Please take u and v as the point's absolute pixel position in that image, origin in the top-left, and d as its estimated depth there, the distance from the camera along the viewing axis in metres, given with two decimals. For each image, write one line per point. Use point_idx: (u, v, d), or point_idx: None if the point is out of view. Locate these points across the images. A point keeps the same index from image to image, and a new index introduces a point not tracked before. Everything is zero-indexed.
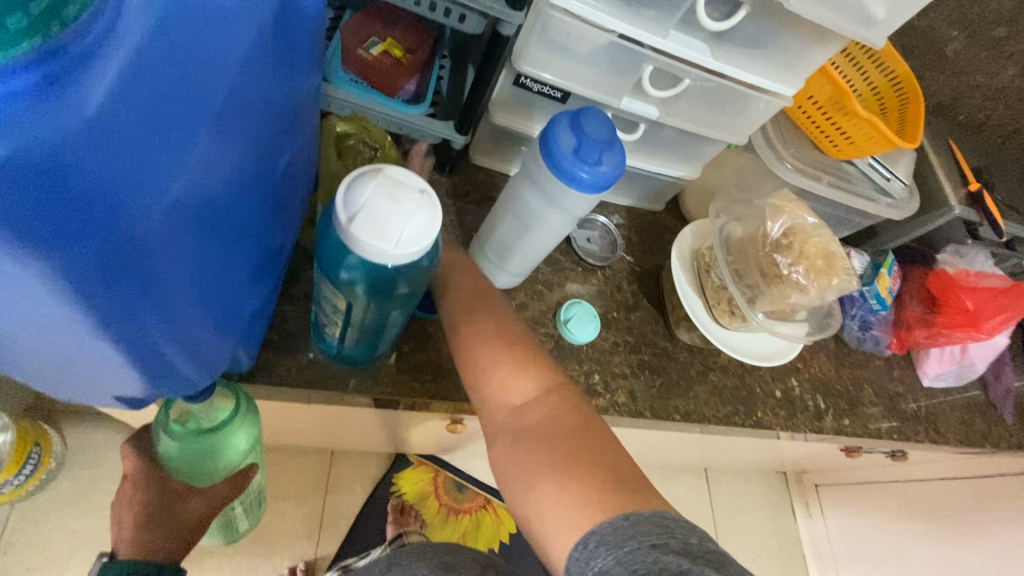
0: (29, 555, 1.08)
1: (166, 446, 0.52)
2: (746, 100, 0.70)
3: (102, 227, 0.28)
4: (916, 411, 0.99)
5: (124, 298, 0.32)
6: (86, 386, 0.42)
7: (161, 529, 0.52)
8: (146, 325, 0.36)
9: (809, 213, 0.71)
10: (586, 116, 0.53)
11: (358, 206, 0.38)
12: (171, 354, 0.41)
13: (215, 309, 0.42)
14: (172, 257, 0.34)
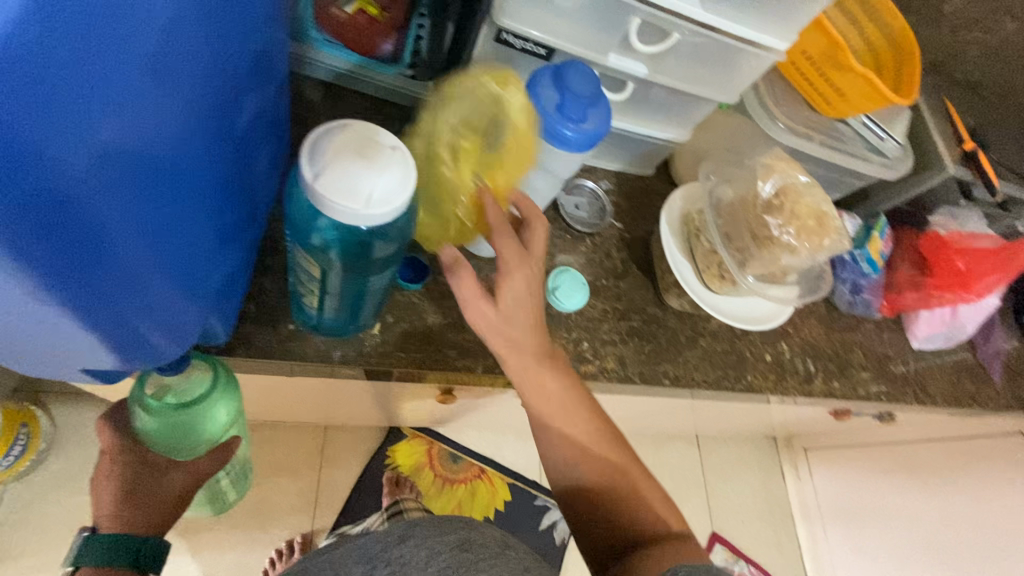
0: (26, 534, 1.08)
1: (144, 423, 0.50)
2: (737, 55, 0.67)
3: (32, 178, 0.26)
4: (905, 373, 0.99)
5: (68, 258, 0.31)
6: (47, 355, 0.41)
7: (144, 500, 0.51)
8: (99, 290, 0.34)
9: (801, 171, 0.69)
10: (568, 71, 0.51)
11: (324, 163, 0.36)
12: (132, 319, 0.39)
13: (179, 275, 0.41)
14: (123, 213, 0.32)
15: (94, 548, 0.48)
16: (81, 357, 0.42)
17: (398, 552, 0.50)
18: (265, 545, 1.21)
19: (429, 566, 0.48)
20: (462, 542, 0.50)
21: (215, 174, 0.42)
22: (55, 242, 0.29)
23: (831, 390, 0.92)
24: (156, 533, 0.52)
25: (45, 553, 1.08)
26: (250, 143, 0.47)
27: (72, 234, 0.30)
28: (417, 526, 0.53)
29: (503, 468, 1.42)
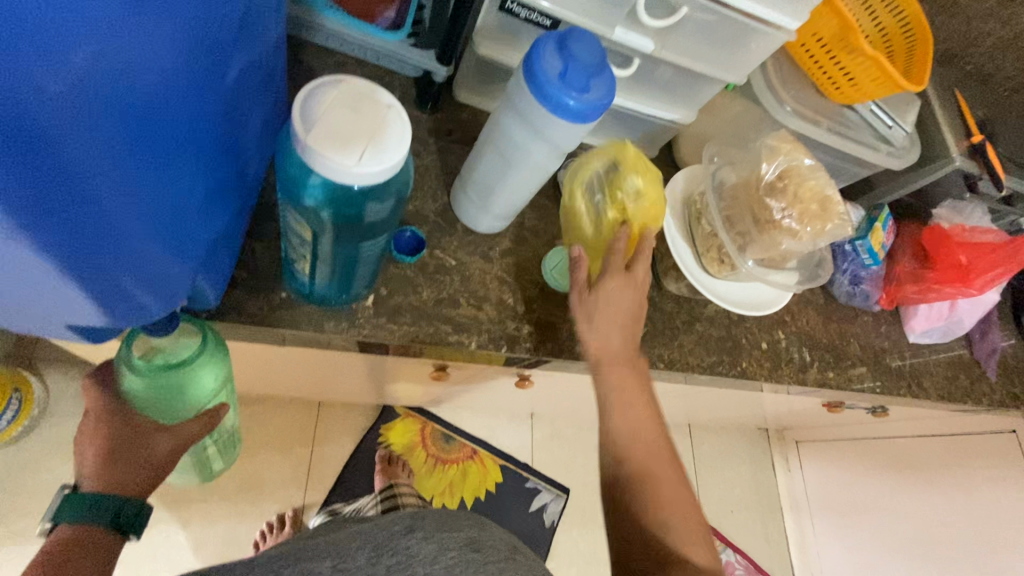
0: (17, 499, 1.09)
1: (132, 385, 0.50)
2: (744, 32, 0.65)
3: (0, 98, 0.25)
4: (900, 366, 0.99)
5: (37, 193, 0.30)
6: (31, 309, 0.40)
7: (126, 465, 0.50)
8: (73, 234, 0.33)
9: (807, 154, 0.68)
10: (572, 38, 0.49)
11: (318, 117, 0.35)
12: (116, 272, 0.38)
13: (164, 231, 0.40)
14: (102, 152, 0.31)
15: (76, 506, 0.48)
16: (64, 312, 0.41)
17: (406, 544, 0.48)
18: (256, 517, 1.22)
19: (437, 564, 0.46)
20: (471, 541, 0.49)
21: (207, 130, 0.41)
22: (18, 170, 0.28)
23: (826, 380, 0.91)
24: (138, 497, 0.51)
25: (35, 518, 1.09)
26: (245, 103, 0.46)
27: (39, 164, 0.29)
28: (426, 519, 0.51)
29: (495, 451, 1.42)
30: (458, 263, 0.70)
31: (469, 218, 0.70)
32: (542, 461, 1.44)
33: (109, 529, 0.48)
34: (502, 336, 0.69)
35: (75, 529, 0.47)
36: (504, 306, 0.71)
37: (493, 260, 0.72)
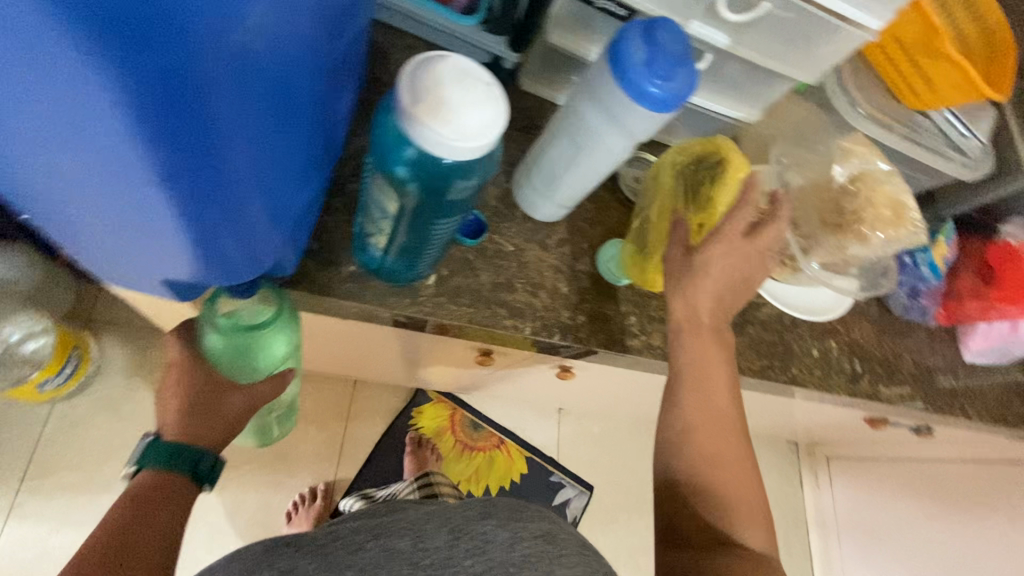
0: (71, 450, 1.15)
1: (212, 341, 0.52)
2: (822, 32, 0.64)
3: (165, 45, 0.28)
4: (953, 386, 0.96)
5: (174, 135, 0.33)
6: (139, 245, 0.43)
7: (202, 419, 0.54)
8: (191, 180, 0.36)
9: (883, 159, 0.68)
10: (659, 28, 0.49)
11: (424, 91, 0.36)
12: (216, 225, 0.41)
13: (269, 197, 0.42)
14: (234, 114, 0.33)
15: (158, 453, 0.52)
16: (165, 252, 0.44)
17: (481, 529, 0.51)
18: (291, 487, 1.26)
19: (513, 552, 0.49)
20: (543, 532, 0.52)
21: (321, 105, 0.42)
22: (165, 112, 0.31)
23: (876, 393, 0.89)
24: (213, 451, 0.55)
25: (87, 470, 1.15)
26: (344, 77, 0.47)
27: (181, 112, 0.31)
28: (498, 505, 0.54)
29: (522, 442, 1.42)
30: (515, 249, 0.71)
31: (528, 205, 0.70)
32: (569, 456, 1.44)
33: (186, 478, 0.53)
34: (555, 324, 0.70)
35: (157, 474, 0.52)
36: (559, 295, 0.71)
37: (549, 248, 0.72)
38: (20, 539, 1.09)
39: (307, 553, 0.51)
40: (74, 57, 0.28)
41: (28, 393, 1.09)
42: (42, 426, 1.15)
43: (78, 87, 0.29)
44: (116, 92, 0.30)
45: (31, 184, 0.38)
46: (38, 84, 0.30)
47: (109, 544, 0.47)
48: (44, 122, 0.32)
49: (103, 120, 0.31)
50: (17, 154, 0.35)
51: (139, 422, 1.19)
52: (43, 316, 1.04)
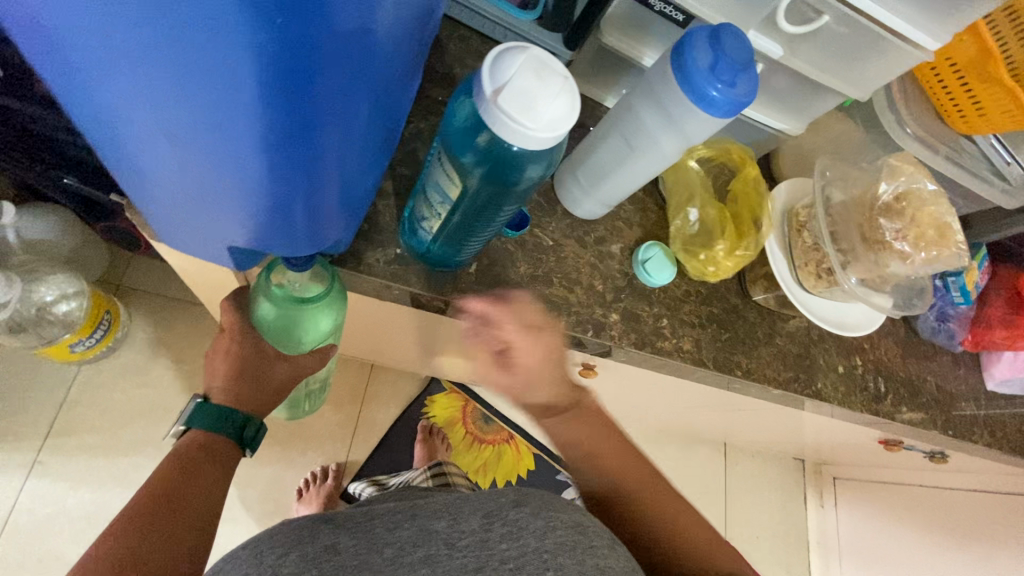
0: (93, 412, 1.17)
1: (263, 307, 0.55)
2: (879, 49, 0.64)
3: (299, 41, 0.27)
4: (975, 414, 0.95)
5: (282, 127, 0.32)
6: (210, 211, 0.42)
7: (252, 386, 0.59)
8: (284, 167, 0.36)
9: (930, 179, 0.68)
10: (725, 32, 0.50)
11: (506, 79, 0.37)
12: (295, 207, 0.41)
13: (345, 179, 0.42)
14: (342, 106, 0.33)
15: (207, 413, 0.57)
16: (235, 221, 0.43)
17: (515, 516, 0.52)
18: (303, 466, 1.27)
19: (547, 540, 0.50)
20: (573, 523, 0.52)
21: (403, 87, 0.42)
22: (279, 105, 0.30)
23: (899, 414, 0.88)
24: (257, 417, 0.61)
25: (107, 433, 1.17)
26: (420, 59, 0.47)
27: (294, 106, 0.31)
28: (529, 493, 0.55)
29: (531, 439, 1.43)
30: (554, 244, 0.71)
31: (570, 201, 0.71)
32: None
33: (230, 439, 0.59)
34: (588, 321, 0.70)
35: (203, 432, 0.58)
36: (594, 292, 0.72)
37: (587, 246, 0.73)
38: (39, 495, 1.11)
39: (348, 530, 0.51)
40: (205, 43, 0.27)
41: (61, 354, 1.11)
42: (67, 386, 1.18)
43: (197, 59, 0.28)
44: (236, 69, 0.28)
45: (113, 140, 0.37)
46: (154, 50, 0.28)
47: (160, 494, 0.52)
48: (147, 87, 0.30)
49: (211, 93, 0.30)
50: (107, 110, 0.33)
51: (160, 390, 1.21)
52: (77, 280, 1.06)
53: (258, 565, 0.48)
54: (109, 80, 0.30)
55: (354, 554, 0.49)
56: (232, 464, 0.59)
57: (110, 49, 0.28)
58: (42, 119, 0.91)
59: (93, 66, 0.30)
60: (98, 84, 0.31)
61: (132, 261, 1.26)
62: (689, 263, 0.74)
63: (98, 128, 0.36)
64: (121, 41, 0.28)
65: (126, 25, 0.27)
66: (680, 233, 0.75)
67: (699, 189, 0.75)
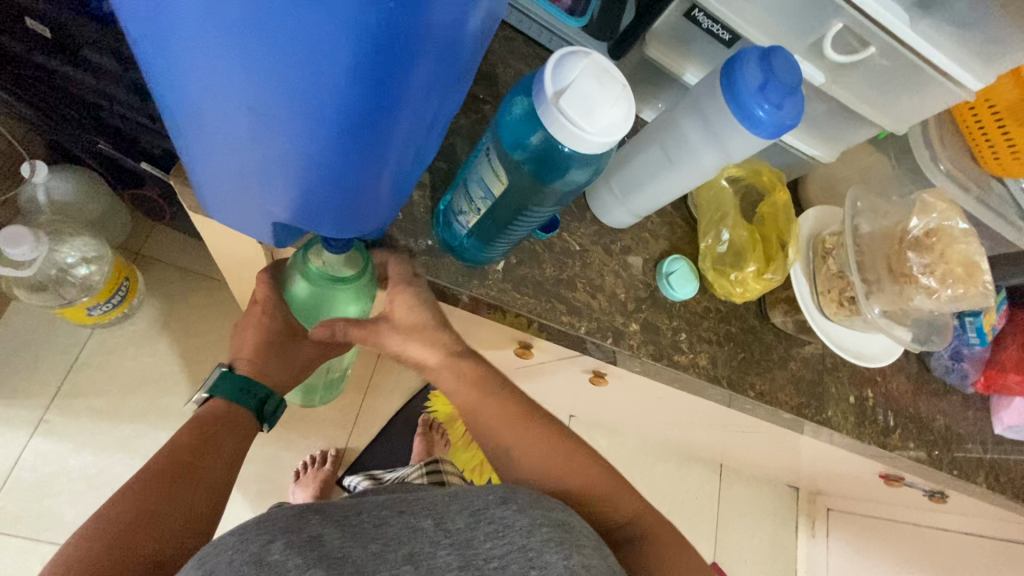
0: (102, 376, 1.18)
1: (301, 282, 0.58)
2: (919, 85, 0.64)
3: (399, 30, 0.28)
4: (981, 456, 0.94)
5: (361, 114, 0.33)
6: (265, 186, 0.43)
7: (279, 362, 0.62)
8: (354, 152, 0.37)
9: (961, 217, 0.69)
10: (776, 55, 0.51)
11: (567, 83, 0.38)
12: (352, 191, 0.42)
13: (403, 171, 0.43)
14: (421, 100, 0.34)
15: (230, 385, 0.59)
16: (287, 199, 0.44)
17: (500, 514, 0.46)
18: (301, 449, 1.27)
19: (532, 538, 0.45)
20: (558, 522, 0.47)
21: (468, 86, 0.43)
22: (365, 91, 0.31)
23: (907, 450, 0.87)
24: (277, 395, 0.63)
25: (115, 398, 1.18)
26: None
27: (378, 96, 0.32)
28: (518, 491, 0.49)
29: None
30: (581, 249, 0.72)
31: (600, 207, 0.72)
32: None
33: (251, 412, 0.61)
34: (608, 328, 0.71)
35: (224, 403, 0.59)
36: (616, 300, 0.72)
37: (613, 254, 0.73)
38: (42, 454, 1.12)
39: (333, 522, 0.44)
40: (309, 23, 0.28)
41: (78, 316, 1.11)
42: (79, 348, 1.19)
43: (300, 34, 0.29)
44: (333, 48, 0.29)
45: (187, 107, 0.37)
46: (259, 21, 0.29)
47: (179, 457, 0.53)
48: (239, 57, 0.31)
49: (302, 72, 0.31)
50: (191, 76, 0.34)
51: (170, 360, 1.22)
52: (99, 245, 1.07)
53: (242, 550, 0.39)
54: (202, 46, 0.31)
55: (340, 547, 0.42)
56: (249, 437, 0.60)
57: (216, 16, 0.29)
58: (83, 83, 0.92)
59: (193, 31, 0.30)
60: (192, 50, 0.32)
61: (153, 231, 1.27)
62: (717, 283, 0.75)
63: (178, 95, 0.37)
64: (227, 12, 0.28)
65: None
66: (709, 252, 0.75)
67: (733, 209, 0.75)
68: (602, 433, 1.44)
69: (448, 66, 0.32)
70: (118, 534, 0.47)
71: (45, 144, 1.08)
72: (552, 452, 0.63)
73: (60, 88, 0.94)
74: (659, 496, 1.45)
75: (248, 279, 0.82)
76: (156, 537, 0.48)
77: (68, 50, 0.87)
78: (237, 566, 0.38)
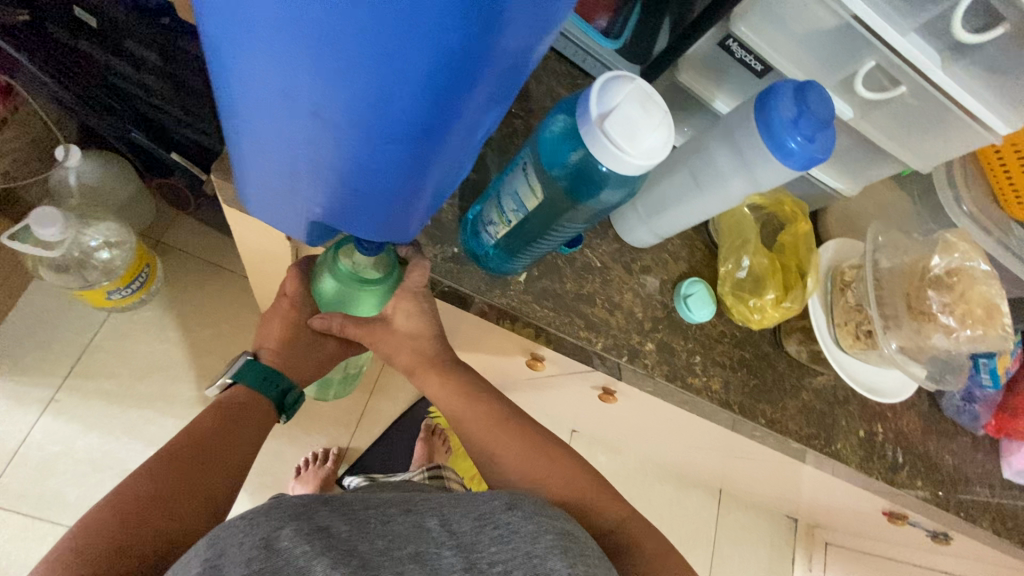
0: (115, 359, 1.20)
1: (326, 277, 0.59)
2: (948, 126, 0.64)
3: (471, 53, 0.29)
4: (990, 500, 0.92)
5: (421, 127, 0.35)
6: (309, 187, 0.44)
7: (303, 357, 0.65)
8: (406, 162, 0.38)
9: (983, 260, 0.70)
10: (810, 90, 0.52)
11: (612, 107, 0.41)
12: (396, 198, 0.43)
13: (446, 181, 0.44)
14: (477, 116, 0.35)
15: (255, 371, 0.62)
16: (329, 201, 0.45)
17: (507, 519, 0.45)
18: (304, 445, 1.27)
19: (537, 544, 0.43)
20: (564, 530, 0.46)
21: None
22: (428, 108, 0.33)
23: (915, 489, 0.86)
24: (298, 386, 0.65)
25: (125, 382, 1.19)
26: None
27: (440, 111, 0.33)
28: (525, 497, 0.48)
29: None
30: (602, 266, 0.73)
31: (623, 226, 0.73)
32: None
33: (271, 403, 0.63)
34: (624, 345, 0.71)
35: (247, 390, 0.61)
36: (633, 318, 0.73)
37: (632, 272, 0.74)
38: (50, 433, 1.13)
39: (342, 514, 0.43)
40: (387, 39, 0.29)
41: (98, 300, 1.12)
42: (94, 330, 1.20)
43: (377, 47, 0.30)
44: (408, 65, 0.31)
45: (247, 105, 0.38)
46: (339, 33, 0.30)
47: (198, 438, 0.55)
48: (313, 65, 0.32)
49: (371, 84, 0.32)
50: (259, 76, 0.35)
51: (182, 348, 1.23)
52: (122, 230, 1.08)
53: (251, 533, 0.38)
54: (278, 51, 0.32)
55: (348, 540, 0.41)
56: (267, 424, 0.62)
57: (298, 25, 0.30)
58: (120, 71, 0.94)
59: (272, 37, 0.32)
60: (268, 53, 0.33)
61: (175, 220, 1.29)
62: (735, 308, 0.75)
63: (242, 94, 0.38)
64: (310, 23, 0.30)
65: (326, 5, 0.29)
66: (729, 277, 0.75)
67: (754, 236, 0.75)
68: (603, 450, 1.43)
69: (508, 87, 0.34)
70: (137, 507, 0.48)
71: (79, 128, 1.11)
72: (559, 467, 0.63)
73: (99, 75, 0.96)
74: (656, 518, 1.44)
75: (270, 273, 0.83)
76: (169, 512, 0.49)
77: (111, 38, 0.90)
78: (247, 549, 0.37)
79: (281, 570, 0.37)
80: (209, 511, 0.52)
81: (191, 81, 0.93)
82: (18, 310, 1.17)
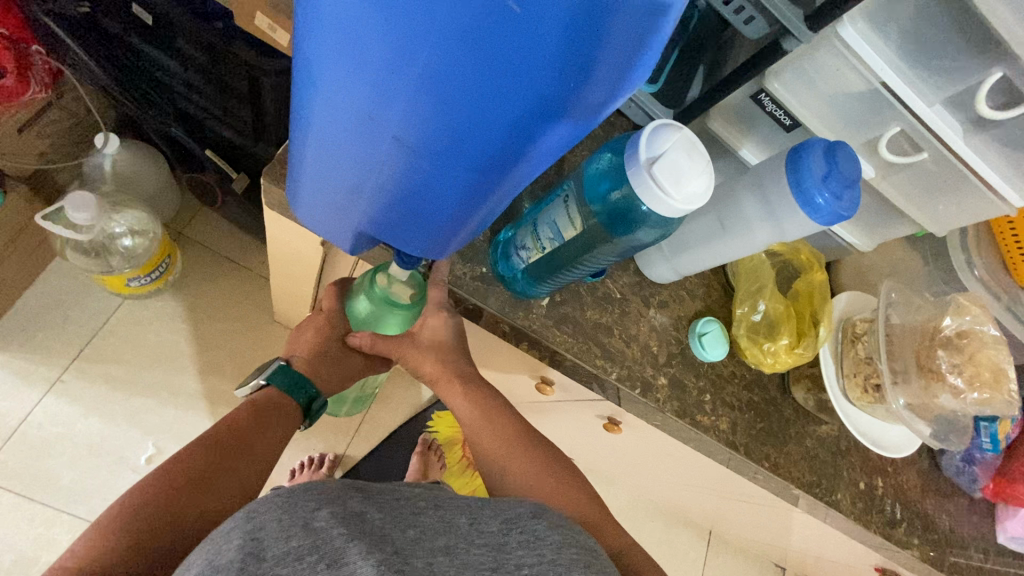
0: (124, 346, 1.20)
1: (357, 293, 0.66)
2: (966, 195, 0.67)
3: (559, 101, 0.33)
4: (983, 563, 0.92)
5: (494, 157, 0.38)
6: (369, 203, 0.47)
7: (330, 363, 0.68)
8: (473, 187, 0.41)
9: (992, 325, 0.73)
10: (840, 150, 0.56)
11: (661, 151, 0.48)
12: (452, 218, 0.46)
13: (497, 208, 0.47)
14: (545, 156, 0.39)
15: (288, 377, 0.65)
16: (386, 216, 0.48)
17: (533, 527, 0.47)
18: (299, 449, 1.26)
19: (561, 554, 0.45)
20: (586, 545, 0.47)
21: None
22: (507, 143, 0.36)
23: (911, 548, 0.85)
24: (324, 393, 0.68)
25: (133, 369, 1.19)
26: None
27: (516, 147, 0.37)
28: (545, 509, 0.49)
29: None
30: (622, 297, 0.74)
31: (645, 261, 0.75)
32: None
33: (298, 407, 0.65)
34: (637, 378, 0.73)
35: (278, 393, 0.64)
36: (648, 352, 0.74)
37: (650, 306, 0.76)
38: (52, 414, 1.13)
39: (375, 502, 0.44)
40: (486, 79, 0.33)
41: (117, 285, 1.13)
42: (108, 314, 1.21)
43: (475, 87, 0.33)
44: (501, 104, 0.34)
45: (326, 124, 0.41)
46: (442, 72, 0.33)
47: (234, 430, 0.58)
48: (408, 97, 0.35)
49: (460, 116, 0.36)
50: (347, 103, 0.38)
51: (190, 341, 1.24)
52: (148, 220, 1.10)
53: (290, 511, 0.39)
54: (377, 80, 0.35)
55: (381, 527, 0.42)
56: (292, 426, 0.65)
57: (403, 61, 0.33)
58: (166, 67, 0.96)
59: (373, 68, 0.35)
60: (364, 81, 0.36)
61: (199, 214, 1.31)
62: (749, 350, 0.77)
63: (324, 114, 0.40)
64: (415, 60, 0.33)
65: (437, 49, 0.32)
66: (744, 319, 0.77)
67: (771, 282, 0.77)
68: (595, 480, 1.43)
69: (579, 132, 0.37)
70: (177, 490, 0.51)
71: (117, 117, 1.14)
72: (565, 494, 0.63)
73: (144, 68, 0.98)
74: None
75: (295, 275, 0.85)
76: (199, 494, 0.52)
77: (162, 37, 0.91)
78: (286, 527, 0.38)
79: (319, 548, 0.38)
80: (240, 497, 0.55)
81: (233, 84, 0.92)
82: (36, 289, 1.18)
